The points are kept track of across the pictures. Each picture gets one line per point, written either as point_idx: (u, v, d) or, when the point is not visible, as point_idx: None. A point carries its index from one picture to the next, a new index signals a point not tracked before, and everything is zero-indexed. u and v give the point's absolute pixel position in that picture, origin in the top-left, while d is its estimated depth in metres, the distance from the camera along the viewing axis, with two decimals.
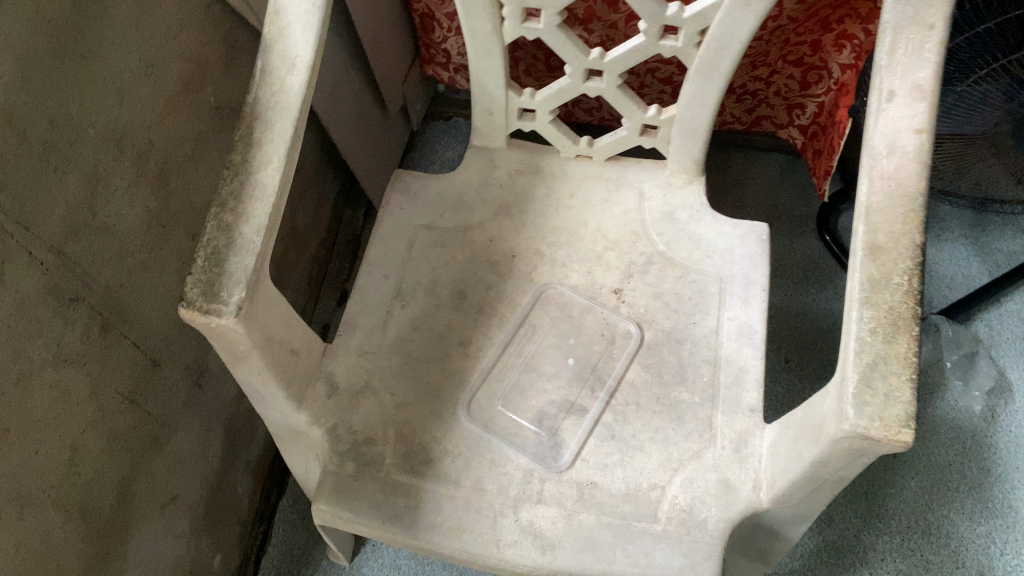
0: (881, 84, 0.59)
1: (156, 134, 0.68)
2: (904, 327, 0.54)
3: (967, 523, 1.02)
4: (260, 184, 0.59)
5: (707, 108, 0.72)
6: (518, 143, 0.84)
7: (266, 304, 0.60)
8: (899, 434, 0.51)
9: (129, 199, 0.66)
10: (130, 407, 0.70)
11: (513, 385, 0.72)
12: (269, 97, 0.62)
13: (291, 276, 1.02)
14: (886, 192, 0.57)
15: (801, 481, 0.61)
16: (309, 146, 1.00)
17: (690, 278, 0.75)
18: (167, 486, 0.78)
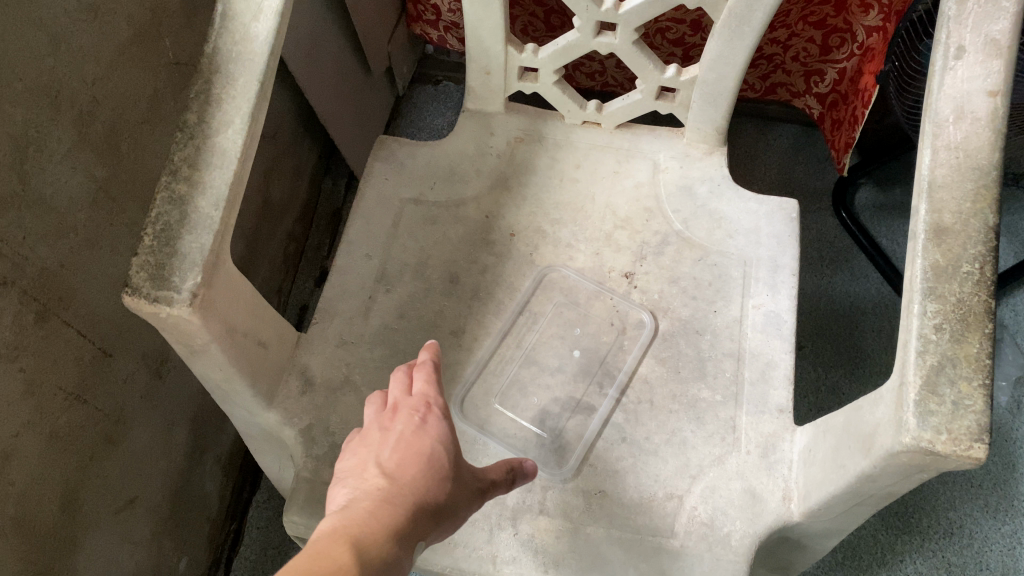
0: (949, 38, 0.51)
1: (102, 91, 0.59)
2: (974, 323, 0.46)
3: (991, 522, 0.96)
4: (219, 149, 0.50)
5: (734, 68, 0.64)
6: (517, 108, 0.75)
7: (227, 290, 0.52)
8: (971, 450, 0.43)
9: (69, 166, 0.57)
10: (75, 405, 0.61)
11: (512, 380, 0.64)
12: (230, 47, 0.53)
13: (265, 252, 0.93)
14: (953, 165, 0.49)
15: (842, 496, 0.53)
16: (284, 110, 0.90)
17: (711, 261, 0.67)
18: (122, 489, 0.69)
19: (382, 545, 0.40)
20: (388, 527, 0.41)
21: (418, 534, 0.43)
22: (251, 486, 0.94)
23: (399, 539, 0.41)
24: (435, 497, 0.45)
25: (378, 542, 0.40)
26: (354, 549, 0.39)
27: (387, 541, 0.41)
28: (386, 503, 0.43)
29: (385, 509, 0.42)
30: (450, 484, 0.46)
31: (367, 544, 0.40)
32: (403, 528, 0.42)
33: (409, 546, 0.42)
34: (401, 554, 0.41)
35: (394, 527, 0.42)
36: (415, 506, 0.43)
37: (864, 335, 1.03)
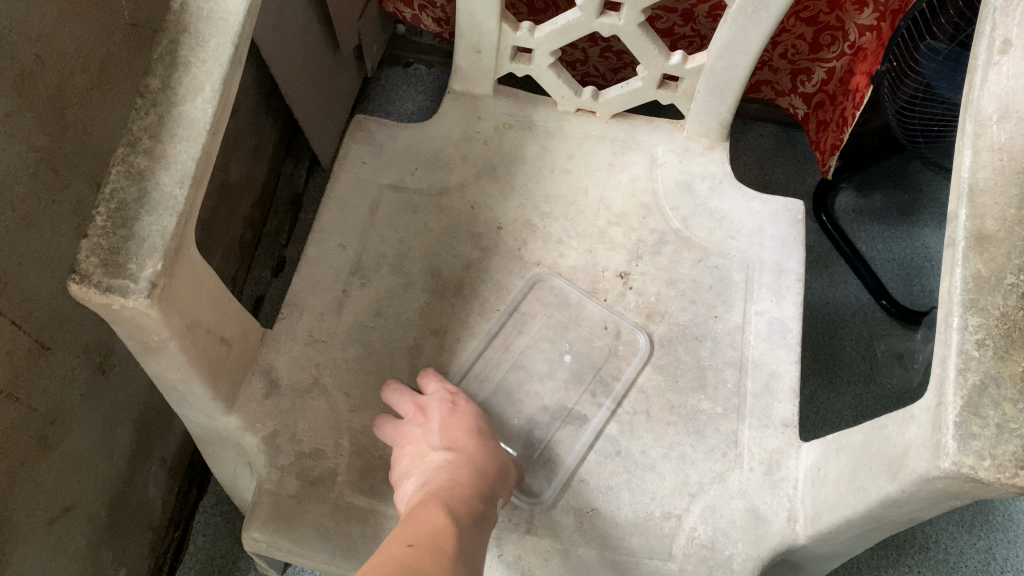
0: (994, 30, 0.47)
1: (47, 49, 0.52)
2: (1021, 339, 0.42)
3: (966, 537, 0.93)
4: (186, 119, 0.44)
5: (746, 57, 0.60)
6: (507, 91, 0.70)
7: (189, 280, 0.45)
8: (1016, 479, 0.39)
9: (6, 131, 0.50)
10: (6, 404, 0.54)
11: (498, 386, 0.59)
12: (201, 4, 0.46)
13: (220, 239, 0.86)
14: (996, 168, 0.45)
15: (858, 520, 0.49)
16: (247, 85, 0.84)
17: (711, 263, 0.63)
18: (57, 496, 0.62)
19: (467, 502, 0.47)
20: (464, 489, 0.48)
21: (491, 487, 0.50)
22: (198, 490, 0.87)
23: (476, 496, 0.48)
24: (493, 460, 0.52)
25: (462, 502, 0.46)
26: (446, 504, 0.45)
27: (468, 498, 0.47)
28: (457, 473, 0.49)
29: (455, 476, 0.49)
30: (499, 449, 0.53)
31: (457, 506, 0.46)
32: (476, 488, 0.48)
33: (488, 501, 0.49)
34: (482, 510, 0.47)
35: (471, 488, 0.48)
36: (481, 469, 0.50)
37: (842, 343, 1.00)
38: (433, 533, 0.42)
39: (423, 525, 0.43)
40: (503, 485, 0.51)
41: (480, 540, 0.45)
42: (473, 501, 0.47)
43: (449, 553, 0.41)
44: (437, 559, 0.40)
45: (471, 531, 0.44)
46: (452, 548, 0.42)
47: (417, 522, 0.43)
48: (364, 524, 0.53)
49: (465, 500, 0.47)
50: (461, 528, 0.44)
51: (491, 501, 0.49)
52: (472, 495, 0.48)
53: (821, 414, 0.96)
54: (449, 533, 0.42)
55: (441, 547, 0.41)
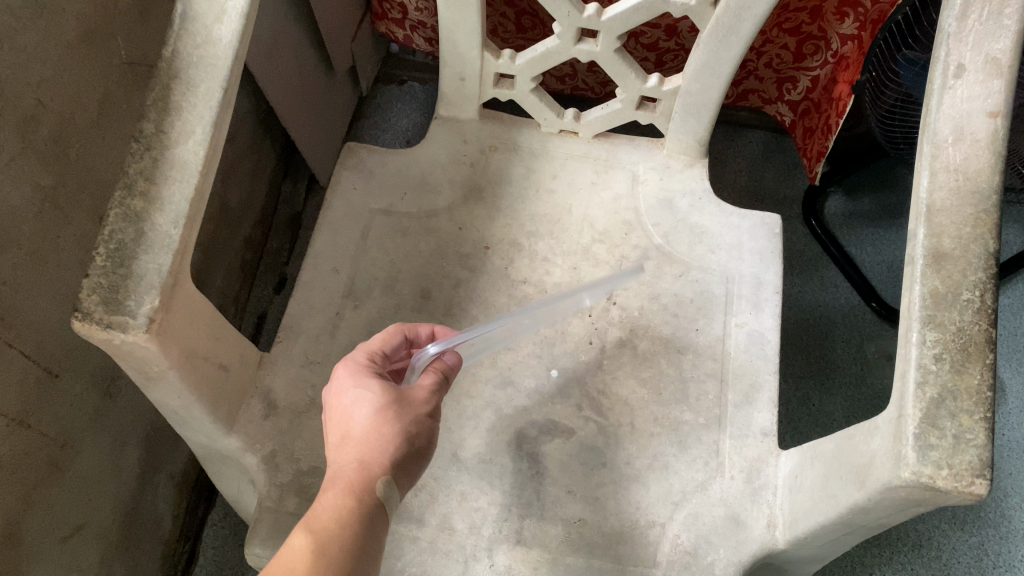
0: (948, 56, 0.49)
1: (49, 94, 0.55)
2: (975, 352, 0.44)
3: (958, 534, 0.95)
4: (178, 161, 0.46)
5: (718, 79, 0.62)
6: (492, 114, 0.72)
7: (185, 313, 0.48)
8: (973, 486, 0.41)
9: (12, 174, 0.53)
10: (18, 431, 0.57)
11: (488, 401, 0.61)
12: (191, 51, 0.49)
13: (221, 260, 0.89)
14: (952, 187, 0.47)
15: (832, 527, 0.51)
16: (243, 111, 0.86)
17: (692, 277, 0.66)
18: (69, 515, 0.65)
19: (341, 521, 0.42)
20: (340, 498, 0.43)
21: (379, 479, 0.44)
22: (206, 503, 0.90)
23: (356, 505, 0.43)
24: (385, 441, 0.45)
25: (337, 523, 0.42)
26: (311, 533, 0.41)
27: (344, 513, 0.42)
28: (333, 480, 0.44)
29: (330, 485, 0.44)
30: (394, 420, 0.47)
31: (330, 534, 0.41)
32: (354, 493, 0.43)
33: (376, 502, 0.43)
34: (370, 523, 0.43)
35: (348, 496, 0.43)
36: (364, 459, 0.44)
37: (833, 345, 1.02)
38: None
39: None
40: (397, 466, 0.45)
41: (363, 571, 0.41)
42: (356, 517, 0.42)
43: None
44: None
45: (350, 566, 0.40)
46: None
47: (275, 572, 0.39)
48: None
49: (340, 519, 0.42)
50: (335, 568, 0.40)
51: (380, 500, 0.44)
52: (353, 506, 0.43)
53: (813, 416, 0.98)
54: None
55: None
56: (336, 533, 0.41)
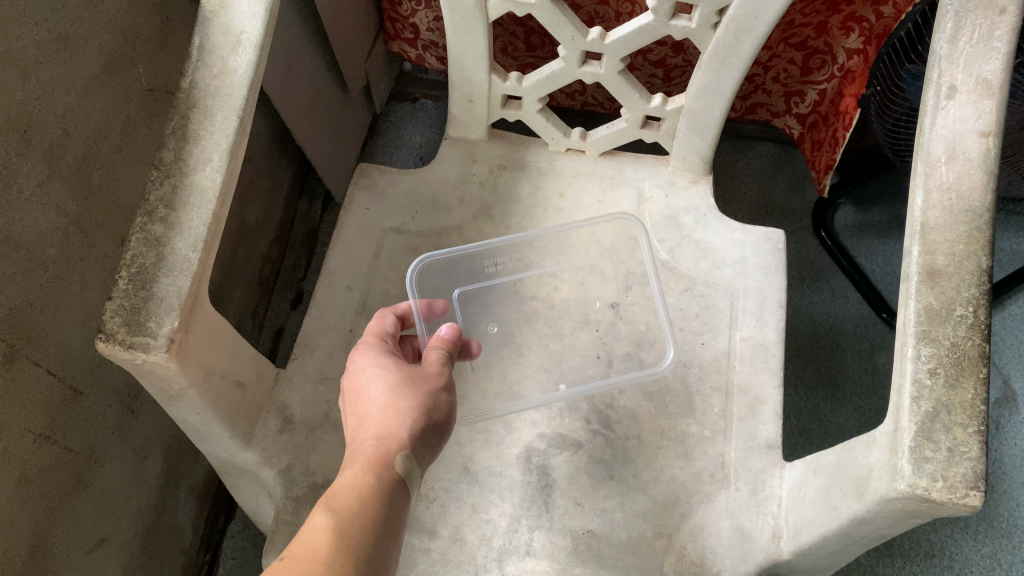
0: (940, 78, 0.50)
1: (73, 123, 0.57)
2: (969, 367, 0.44)
3: (971, 543, 0.95)
4: (196, 188, 0.48)
5: (721, 98, 0.64)
6: (501, 134, 0.74)
7: (204, 333, 0.50)
8: (967, 498, 0.41)
9: (39, 200, 0.55)
10: (45, 447, 0.59)
11: (498, 415, 0.63)
12: (208, 81, 0.51)
13: (240, 276, 0.91)
14: (945, 206, 0.48)
15: (834, 538, 0.51)
16: (260, 131, 0.89)
17: (697, 292, 0.67)
18: (94, 527, 0.67)
19: (361, 500, 0.43)
20: (360, 477, 0.45)
21: (397, 453, 0.46)
22: (225, 515, 0.92)
23: (376, 480, 0.45)
24: (400, 417, 0.48)
25: (355, 502, 0.43)
26: (333, 509, 0.42)
27: (365, 490, 0.44)
28: (353, 458, 0.46)
29: (348, 466, 0.45)
30: (407, 397, 0.49)
31: (347, 514, 0.42)
32: (375, 469, 0.45)
33: (396, 478, 0.45)
34: (386, 502, 0.44)
35: (368, 473, 0.45)
36: (384, 437, 0.47)
37: (843, 356, 1.03)
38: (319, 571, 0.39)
39: (303, 557, 0.39)
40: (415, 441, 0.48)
41: (382, 545, 0.42)
42: (374, 496, 0.44)
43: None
44: None
45: (370, 545, 0.42)
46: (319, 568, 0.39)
47: (297, 551, 0.40)
48: None
49: (358, 499, 0.43)
50: (356, 546, 0.41)
51: (401, 473, 0.46)
52: (370, 486, 0.44)
53: (824, 426, 0.98)
54: (334, 564, 0.39)
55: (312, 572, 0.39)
56: (353, 513, 0.42)
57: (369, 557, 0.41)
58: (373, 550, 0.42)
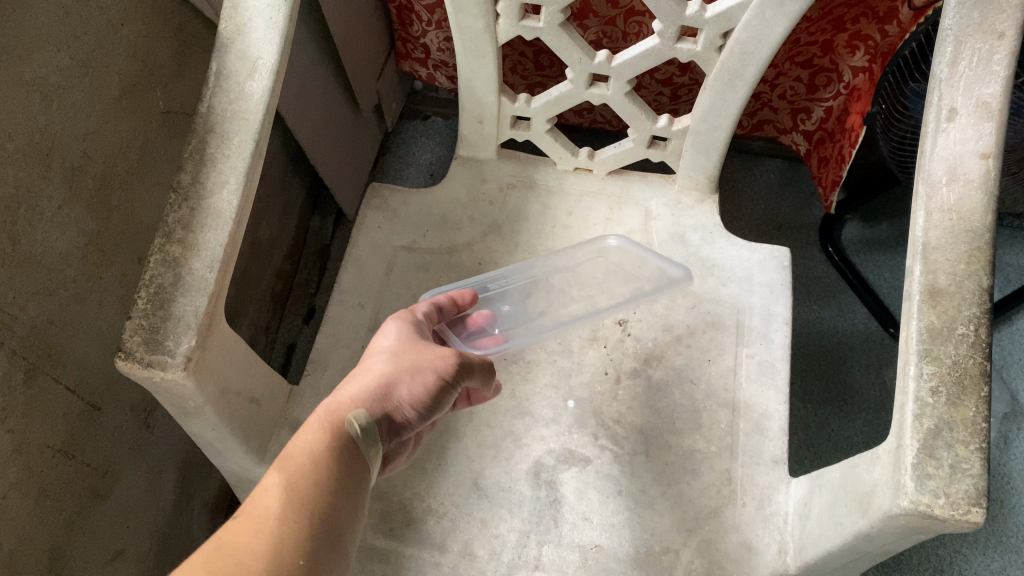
0: (941, 100, 0.52)
1: (92, 145, 0.59)
2: (970, 386, 0.44)
3: (980, 559, 0.95)
4: (214, 210, 0.49)
5: (726, 119, 0.65)
6: (511, 154, 0.76)
7: (221, 351, 0.51)
8: (969, 515, 0.41)
9: (60, 221, 0.56)
10: (62, 462, 0.60)
11: (507, 431, 0.64)
12: (225, 106, 0.52)
13: (253, 293, 0.92)
14: (946, 226, 0.49)
15: (838, 554, 0.52)
16: (273, 150, 0.90)
17: (704, 308, 0.68)
18: (110, 540, 0.68)
19: (314, 455, 0.44)
20: (314, 435, 0.45)
21: (349, 413, 0.46)
22: None
23: (331, 440, 0.45)
24: (367, 384, 0.48)
25: (308, 457, 0.43)
26: (286, 467, 0.43)
27: (320, 449, 0.44)
28: (314, 413, 0.46)
29: (306, 424, 0.46)
30: (393, 368, 0.49)
31: (302, 467, 0.43)
32: (330, 427, 0.45)
33: (347, 435, 0.45)
34: (344, 452, 0.44)
35: (321, 428, 0.45)
36: (344, 398, 0.47)
37: (851, 370, 1.03)
38: (274, 528, 0.39)
39: (257, 515, 0.40)
40: (375, 407, 0.47)
41: (335, 503, 0.42)
42: (330, 448, 0.44)
43: (300, 554, 0.39)
44: (254, 546, 0.39)
45: (325, 496, 0.42)
46: (271, 531, 0.39)
47: (251, 510, 0.40)
48: (386, 563, 0.59)
49: (313, 451, 0.44)
50: (309, 501, 0.41)
51: (349, 434, 0.45)
52: (326, 440, 0.44)
53: (832, 441, 0.99)
54: (287, 524, 0.40)
55: (263, 533, 0.39)
56: (307, 466, 0.43)
57: (327, 505, 0.42)
58: (331, 497, 0.42)
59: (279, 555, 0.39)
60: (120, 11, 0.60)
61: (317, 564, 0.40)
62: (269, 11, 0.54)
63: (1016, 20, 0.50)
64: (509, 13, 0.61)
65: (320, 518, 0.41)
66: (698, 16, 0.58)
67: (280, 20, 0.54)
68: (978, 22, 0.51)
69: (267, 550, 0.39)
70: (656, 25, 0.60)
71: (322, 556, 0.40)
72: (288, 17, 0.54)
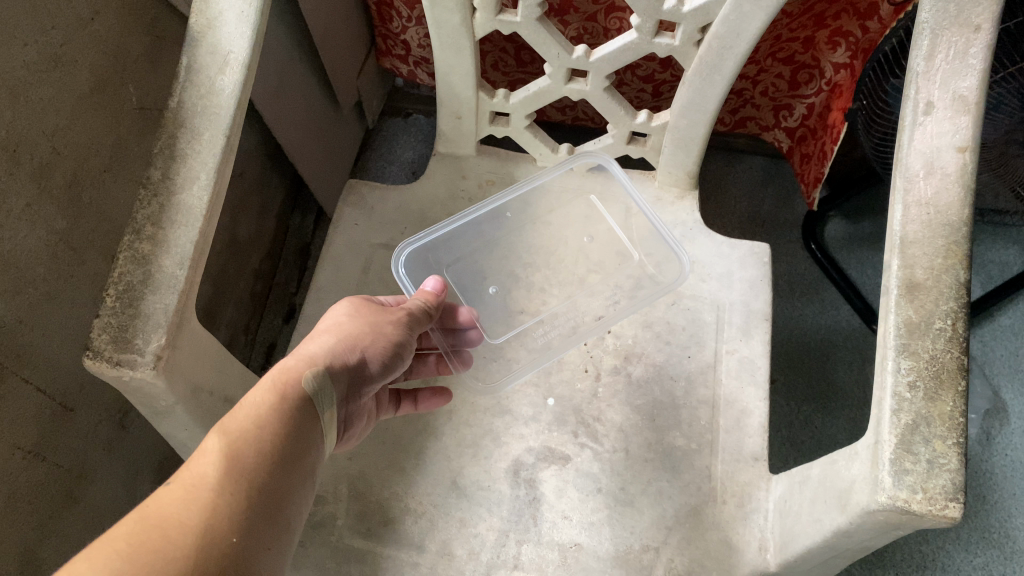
0: (917, 94, 0.51)
1: (62, 141, 0.58)
2: (947, 380, 0.44)
3: (963, 555, 0.95)
4: (184, 206, 0.49)
5: (705, 114, 0.65)
6: (490, 150, 0.76)
7: (194, 349, 0.50)
8: (947, 510, 0.41)
9: (29, 218, 0.56)
10: (33, 464, 0.59)
11: (485, 430, 0.63)
12: (195, 101, 0.51)
13: (232, 292, 0.91)
14: (924, 220, 0.49)
15: (816, 552, 0.51)
16: (250, 148, 0.89)
17: (684, 305, 0.68)
18: (84, 543, 0.67)
19: (260, 421, 0.43)
20: (262, 397, 0.44)
21: (306, 371, 0.46)
22: None
23: (281, 400, 0.45)
24: (328, 341, 0.49)
25: (253, 424, 0.43)
26: (228, 428, 0.42)
27: (269, 409, 0.44)
28: (267, 372, 0.46)
29: (256, 386, 0.45)
30: (357, 327, 0.51)
31: (243, 440, 0.42)
32: (281, 389, 0.45)
33: (297, 402, 0.45)
34: (290, 427, 0.44)
35: (272, 392, 0.45)
36: (305, 356, 0.48)
37: (834, 367, 1.03)
38: (209, 498, 0.38)
39: (192, 482, 0.39)
40: (338, 364, 0.48)
41: (276, 473, 0.42)
42: (275, 422, 0.44)
43: (233, 529, 0.38)
44: (188, 513, 0.37)
45: (264, 473, 0.41)
46: (209, 499, 0.38)
47: (186, 475, 0.39)
48: (363, 564, 0.58)
49: (258, 424, 0.43)
50: (249, 472, 0.40)
51: (305, 392, 0.46)
52: (272, 410, 0.44)
53: (815, 438, 0.99)
54: (224, 495, 0.39)
55: (199, 501, 0.38)
56: (249, 440, 0.42)
57: (265, 484, 0.41)
58: (269, 477, 0.41)
59: (211, 528, 0.37)
60: (90, 6, 0.59)
61: (250, 545, 0.38)
62: (239, 5, 0.53)
63: (991, 14, 0.50)
64: (486, 8, 0.60)
65: (257, 496, 0.40)
66: (676, 10, 0.58)
67: (251, 13, 0.53)
68: (954, 16, 0.51)
69: (200, 519, 0.37)
70: (634, 19, 0.60)
71: (257, 535, 0.39)
72: (259, 10, 0.53)
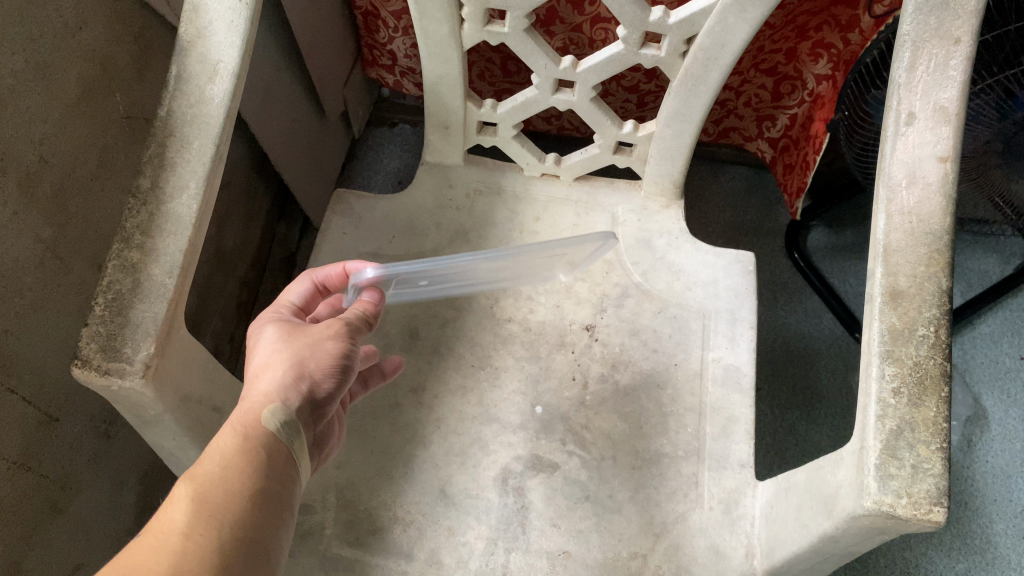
0: (900, 105, 0.52)
1: (48, 150, 0.58)
2: (930, 386, 0.45)
3: (945, 560, 0.96)
4: (174, 215, 0.49)
5: (689, 124, 0.65)
6: (477, 159, 0.76)
7: (183, 357, 0.49)
8: (931, 514, 0.41)
9: (15, 228, 0.55)
10: (18, 475, 0.59)
11: (474, 438, 0.63)
12: (185, 110, 0.52)
13: (218, 301, 0.91)
14: (906, 228, 0.50)
15: (803, 557, 0.52)
16: (236, 157, 0.89)
17: (669, 313, 0.68)
18: (69, 554, 0.67)
19: (226, 463, 0.42)
20: (226, 440, 0.44)
21: (264, 409, 0.45)
22: None
23: (245, 441, 0.44)
24: (274, 372, 0.47)
25: (219, 464, 0.42)
26: (193, 474, 0.41)
27: (231, 454, 0.43)
28: (226, 421, 0.45)
29: (222, 431, 0.44)
30: (312, 346, 0.49)
31: (212, 481, 0.41)
32: (243, 430, 0.44)
33: (263, 439, 0.44)
34: (262, 465, 0.43)
35: (234, 435, 0.44)
36: (260, 395, 0.46)
37: (818, 376, 1.04)
38: (176, 542, 0.38)
39: (160, 531, 0.38)
40: (297, 391, 0.47)
41: (247, 510, 0.41)
42: (241, 461, 0.43)
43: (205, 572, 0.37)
44: (154, 560, 0.37)
45: (235, 513, 0.40)
46: (176, 544, 0.38)
47: (156, 527, 0.39)
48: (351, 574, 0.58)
49: (222, 463, 0.42)
50: (220, 512, 0.40)
51: (268, 431, 0.45)
52: (237, 453, 0.43)
53: (799, 446, 0.99)
54: (194, 539, 0.38)
55: (165, 548, 0.37)
56: (218, 480, 0.41)
57: (238, 525, 0.40)
58: (243, 515, 0.41)
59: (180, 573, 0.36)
60: (79, 14, 0.59)
61: None
62: (229, 14, 0.53)
63: (971, 27, 0.51)
64: (473, 19, 0.61)
65: (230, 537, 0.39)
66: (662, 22, 0.59)
67: (241, 23, 0.53)
68: (935, 28, 0.51)
69: (167, 566, 0.37)
70: (620, 31, 0.60)
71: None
72: (249, 20, 0.53)
